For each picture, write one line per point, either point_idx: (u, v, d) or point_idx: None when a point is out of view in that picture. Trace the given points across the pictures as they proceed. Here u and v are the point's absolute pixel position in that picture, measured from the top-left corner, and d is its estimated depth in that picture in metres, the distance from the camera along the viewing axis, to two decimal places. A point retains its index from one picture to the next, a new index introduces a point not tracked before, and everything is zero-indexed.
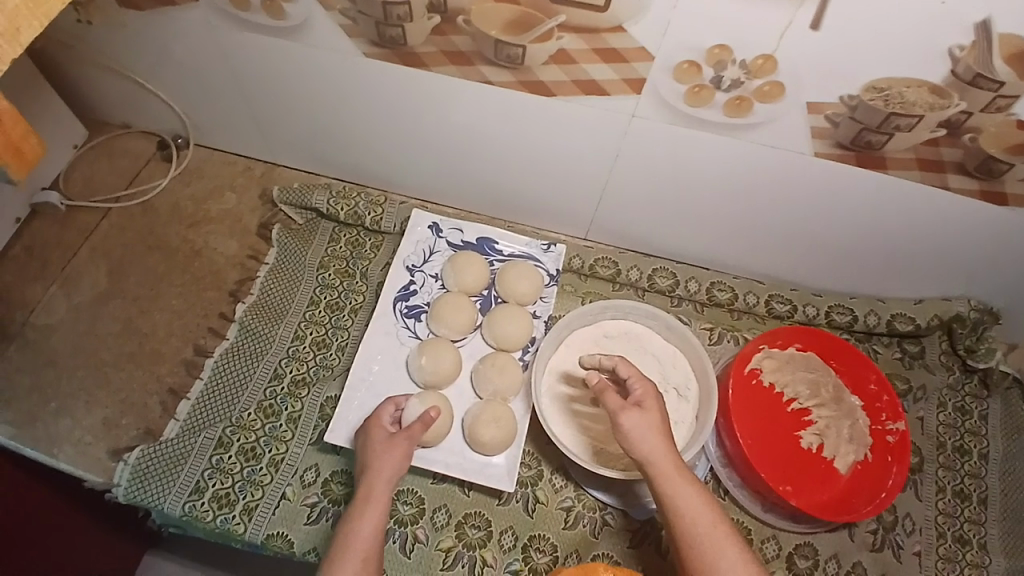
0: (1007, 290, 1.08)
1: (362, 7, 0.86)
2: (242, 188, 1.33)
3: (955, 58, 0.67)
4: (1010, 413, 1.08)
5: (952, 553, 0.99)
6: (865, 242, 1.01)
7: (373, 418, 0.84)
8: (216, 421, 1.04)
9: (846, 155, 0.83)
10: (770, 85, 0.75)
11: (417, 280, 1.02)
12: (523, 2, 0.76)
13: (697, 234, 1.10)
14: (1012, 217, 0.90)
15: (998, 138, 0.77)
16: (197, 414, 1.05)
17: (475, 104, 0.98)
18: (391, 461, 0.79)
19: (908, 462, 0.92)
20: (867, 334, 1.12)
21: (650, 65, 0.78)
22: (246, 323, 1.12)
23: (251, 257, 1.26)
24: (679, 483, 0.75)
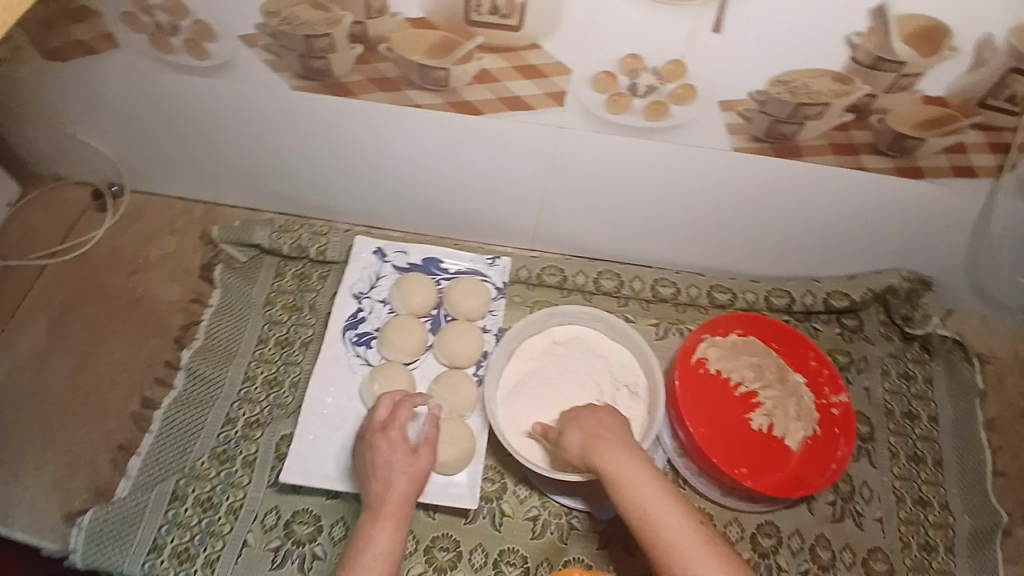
0: (934, 261, 1.13)
1: (284, 41, 0.88)
2: (182, 230, 1.29)
3: (855, 44, 0.72)
4: (954, 376, 1.13)
5: (913, 515, 1.04)
6: (793, 227, 1.06)
7: (389, 428, 0.82)
8: (169, 473, 1.01)
9: (764, 146, 0.87)
10: (684, 88, 0.79)
11: (365, 306, 1.03)
12: (441, 27, 0.78)
13: (638, 233, 1.13)
14: (925, 190, 0.95)
15: (902, 118, 0.82)
16: (150, 468, 1.01)
17: (412, 129, 0.99)
18: (402, 467, 0.78)
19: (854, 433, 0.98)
20: (805, 313, 1.16)
21: (570, 77, 0.82)
22: (194, 368, 1.09)
23: (194, 301, 1.22)
24: (631, 478, 0.73)
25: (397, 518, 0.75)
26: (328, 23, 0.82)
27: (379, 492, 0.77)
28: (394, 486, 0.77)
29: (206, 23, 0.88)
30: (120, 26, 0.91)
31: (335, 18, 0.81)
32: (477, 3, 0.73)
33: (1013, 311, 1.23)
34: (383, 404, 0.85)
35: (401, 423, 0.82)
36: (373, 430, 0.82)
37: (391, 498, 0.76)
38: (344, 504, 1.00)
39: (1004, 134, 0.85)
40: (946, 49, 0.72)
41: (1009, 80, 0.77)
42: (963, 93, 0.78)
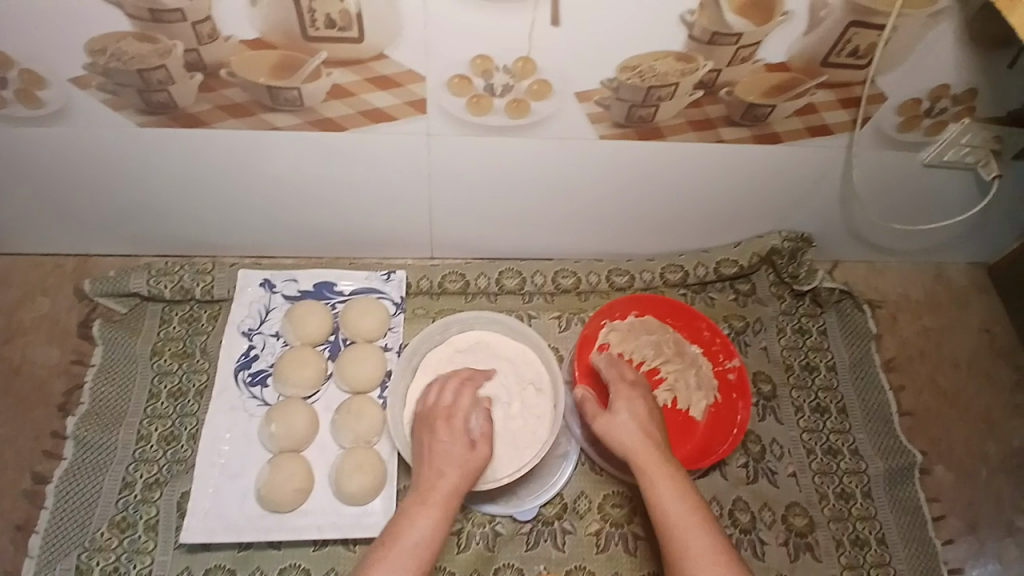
0: (812, 219, 1.17)
1: (118, 78, 0.82)
2: (55, 288, 1.18)
3: (689, 22, 0.74)
4: (846, 323, 1.20)
5: (825, 465, 1.09)
6: (675, 204, 1.09)
7: (442, 417, 0.84)
8: (69, 550, 0.95)
9: (628, 132, 0.90)
10: (538, 84, 0.80)
11: (257, 343, 0.99)
12: (280, 46, 0.75)
13: (534, 227, 1.12)
14: (791, 152, 0.99)
15: (750, 86, 0.84)
16: (46, 549, 0.95)
17: (289, 148, 0.93)
18: (456, 453, 0.80)
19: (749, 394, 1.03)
20: (700, 285, 1.20)
21: (426, 84, 0.80)
22: (81, 436, 1.01)
23: (76, 361, 1.12)
24: (657, 473, 0.80)
25: (444, 509, 0.77)
26: (160, 54, 0.77)
27: (430, 479, 0.79)
28: (448, 475, 0.79)
29: (33, 71, 0.82)
30: None
31: (166, 49, 0.76)
32: (311, 18, 0.71)
33: (890, 253, 1.31)
34: (449, 390, 0.87)
35: (459, 412, 0.85)
36: (433, 416, 0.85)
37: (439, 487, 0.78)
38: (258, 554, 0.91)
39: (853, 90, 0.89)
40: (778, 15, 0.75)
41: (851, 34, 0.80)
42: (804, 55, 0.81)
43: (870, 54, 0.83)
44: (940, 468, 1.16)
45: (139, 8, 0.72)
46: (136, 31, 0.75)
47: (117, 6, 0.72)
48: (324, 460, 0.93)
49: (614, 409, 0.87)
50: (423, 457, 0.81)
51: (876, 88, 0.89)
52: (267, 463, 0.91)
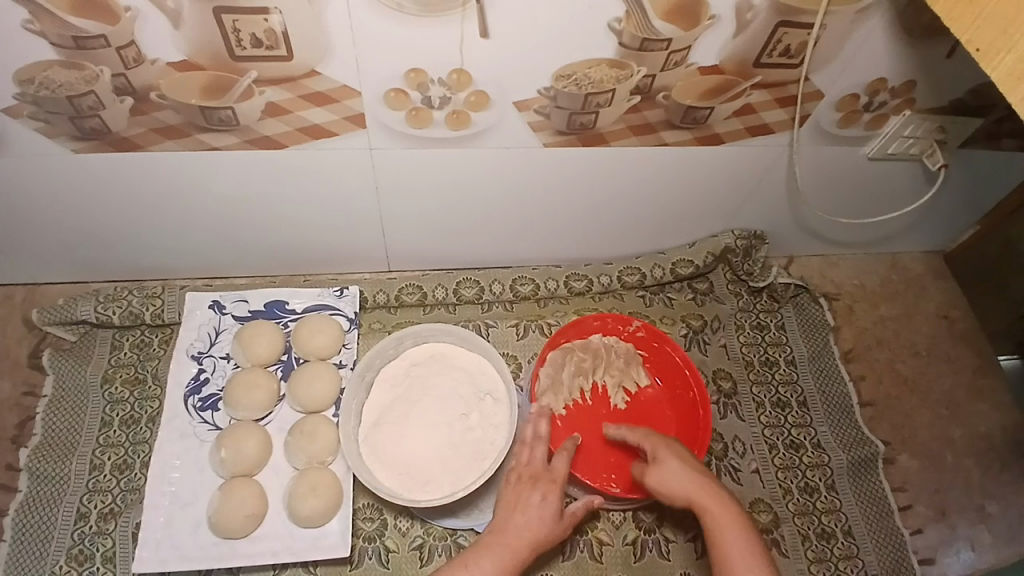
0: (763, 217, 1.19)
1: (48, 107, 0.80)
2: (4, 320, 1.15)
3: (618, 30, 0.74)
4: (804, 316, 1.22)
5: (787, 460, 1.10)
6: (627, 207, 1.09)
7: (518, 467, 0.87)
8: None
9: (571, 139, 0.90)
10: (475, 95, 0.80)
11: (206, 367, 0.98)
12: (208, 67, 0.74)
13: (489, 236, 1.12)
14: (736, 151, 1.00)
15: (687, 90, 0.85)
16: None
17: (235, 168, 0.91)
18: (547, 504, 0.82)
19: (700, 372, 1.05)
20: (658, 286, 1.21)
21: (362, 99, 0.80)
22: (33, 468, 0.99)
23: (26, 394, 1.09)
24: (714, 505, 0.78)
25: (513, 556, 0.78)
26: (87, 80, 0.76)
27: (502, 526, 0.80)
28: (523, 520, 0.80)
29: None
30: None
31: (92, 75, 0.75)
32: (237, 38, 0.70)
33: (845, 245, 1.32)
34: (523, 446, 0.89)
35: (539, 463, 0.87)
36: (537, 464, 0.86)
37: (512, 534, 0.79)
38: None
39: (789, 88, 0.90)
40: (705, 19, 0.75)
41: (781, 34, 0.80)
42: (736, 57, 0.82)
43: (802, 52, 0.84)
44: (903, 457, 1.17)
45: (61, 37, 0.70)
46: (61, 59, 0.73)
47: (39, 35, 0.70)
48: (278, 484, 0.92)
49: (659, 459, 0.83)
50: (509, 503, 0.82)
51: (811, 85, 0.91)
52: (218, 490, 0.89)
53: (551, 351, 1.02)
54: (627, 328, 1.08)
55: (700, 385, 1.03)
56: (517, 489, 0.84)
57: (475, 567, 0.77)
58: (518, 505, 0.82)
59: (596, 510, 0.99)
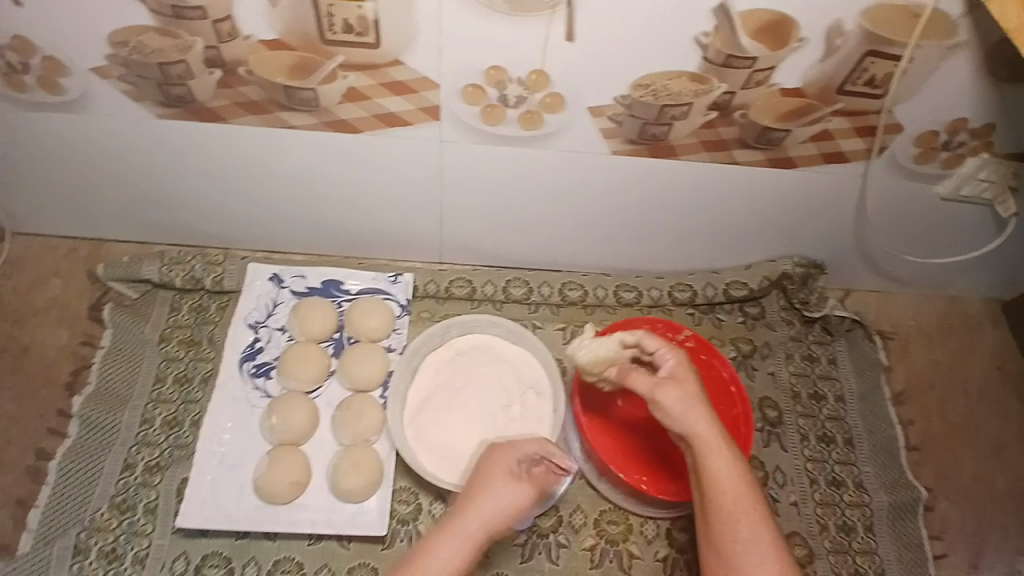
0: (823, 245, 1.17)
1: (139, 70, 0.83)
2: (68, 272, 1.20)
3: (704, 44, 0.74)
4: (856, 352, 1.19)
5: (828, 496, 1.08)
6: (685, 223, 1.08)
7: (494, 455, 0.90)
8: (68, 528, 0.95)
9: (640, 149, 0.90)
10: (551, 97, 0.81)
11: (262, 336, 1.01)
12: (296, 46, 0.76)
13: (543, 237, 1.12)
14: (804, 177, 0.98)
15: (765, 109, 0.84)
16: (47, 525, 0.96)
17: (306, 147, 0.94)
18: (512, 501, 0.84)
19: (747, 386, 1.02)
20: (709, 305, 1.20)
21: (439, 91, 0.81)
22: (85, 415, 1.02)
23: (84, 344, 1.14)
24: (717, 454, 0.79)
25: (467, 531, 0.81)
26: (180, 50, 0.79)
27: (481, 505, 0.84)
28: (485, 500, 0.84)
29: (56, 58, 0.84)
30: None
31: (186, 44, 0.78)
32: (329, 22, 0.72)
33: (903, 284, 1.29)
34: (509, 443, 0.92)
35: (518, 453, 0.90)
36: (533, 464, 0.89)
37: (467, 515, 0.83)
38: (255, 543, 0.94)
39: (869, 118, 0.88)
40: (793, 40, 0.75)
41: (868, 63, 0.80)
42: (820, 81, 0.81)
43: (886, 84, 0.83)
44: (943, 504, 1.13)
45: (161, 4, 0.74)
46: (158, 25, 0.76)
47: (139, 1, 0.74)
48: (320, 456, 0.95)
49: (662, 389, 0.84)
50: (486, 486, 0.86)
51: (892, 117, 0.88)
52: (266, 456, 0.92)
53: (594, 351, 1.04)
54: (677, 336, 1.07)
55: (745, 401, 1.00)
56: (491, 476, 0.87)
57: (430, 547, 0.80)
58: (462, 502, 0.85)
59: (629, 521, 0.99)
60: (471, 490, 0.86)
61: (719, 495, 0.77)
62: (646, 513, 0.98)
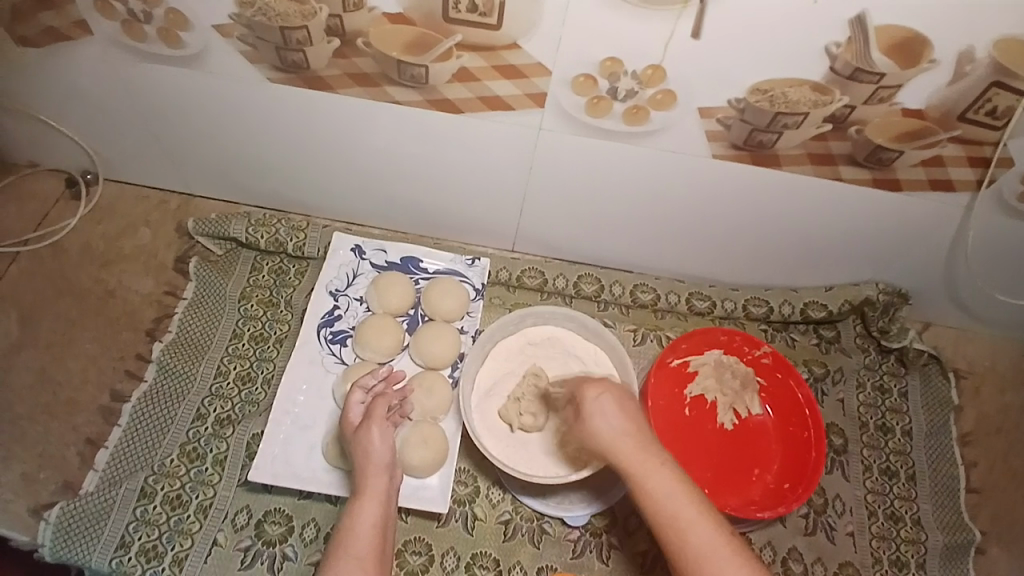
0: (910, 274, 1.13)
1: (260, 32, 0.84)
2: (157, 223, 1.21)
3: (833, 54, 0.73)
4: (930, 389, 1.14)
5: (886, 530, 1.04)
6: (771, 237, 1.06)
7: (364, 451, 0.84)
8: (136, 470, 0.98)
9: (742, 155, 0.88)
10: (663, 93, 0.80)
11: (341, 304, 1.04)
12: (419, 22, 0.77)
13: (621, 237, 1.11)
14: (907, 202, 0.95)
15: (882, 129, 0.82)
16: (117, 463, 0.98)
17: (395, 123, 0.95)
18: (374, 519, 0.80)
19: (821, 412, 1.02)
20: (782, 323, 1.17)
21: (550, 79, 0.81)
22: (163, 362, 1.05)
23: (168, 293, 1.15)
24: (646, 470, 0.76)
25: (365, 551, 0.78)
26: (304, 16, 0.80)
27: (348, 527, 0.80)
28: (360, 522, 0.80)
29: (179, 12, 0.84)
30: (94, 14, 0.87)
31: (311, 11, 0.79)
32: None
33: (987, 324, 1.23)
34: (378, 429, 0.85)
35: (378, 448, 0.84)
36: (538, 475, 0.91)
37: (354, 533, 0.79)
38: (316, 505, 0.97)
39: (983, 149, 0.84)
40: (925, 61, 0.73)
41: (990, 94, 0.77)
42: (943, 105, 0.78)
43: (1008, 115, 0.79)
44: (994, 549, 1.08)
45: None
46: None
47: None
48: None
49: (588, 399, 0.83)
50: (364, 496, 0.82)
51: (1007, 151, 0.85)
52: (337, 421, 0.95)
53: (669, 355, 1.03)
54: (753, 351, 1.06)
55: (818, 426, 1.00)
56: (369, 482, 0.82)
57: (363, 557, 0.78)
58: (375, 500, 0.82)
59: None
60: (359, 493, 0.82)
61: (660, 510, 0.74)
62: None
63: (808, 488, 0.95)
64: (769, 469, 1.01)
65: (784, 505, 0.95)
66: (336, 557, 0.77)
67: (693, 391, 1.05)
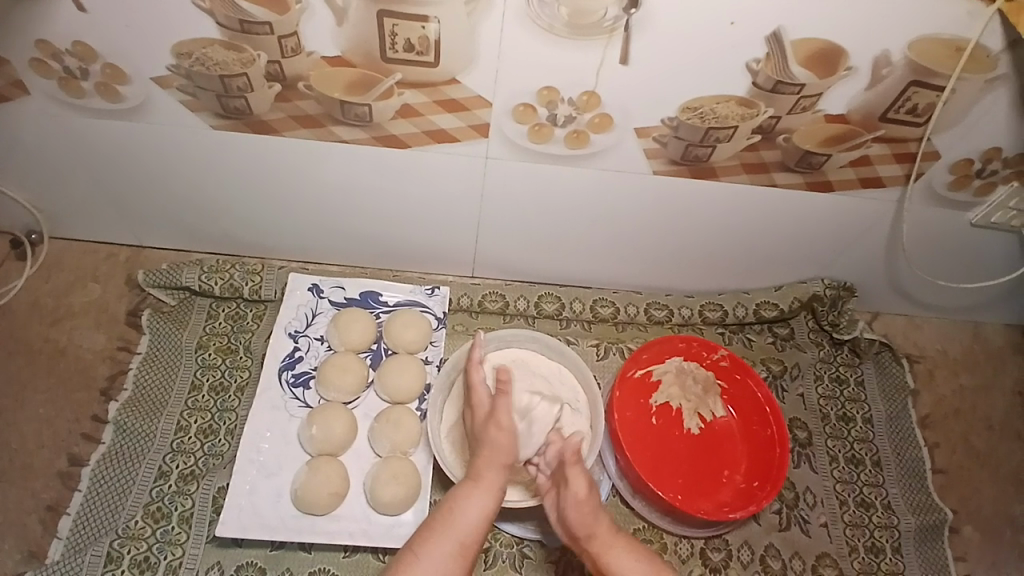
0: (852, 268, 1.18)
1: (201, 82, 0.85)
2: (107, 276, 1.18)
3: (755, 70, 0.77)
4: (884, 376, 1.20)
5: (858, 517, 1.07)
6: (719, 244, 1.10)
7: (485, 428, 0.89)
8: (99, 536, 0.94)
9: (682, 170, 0.92)
10: (600, 117, 0.84)
11: (301, 345, 1.04)
12: (358, 64, 0.79)
13: (576, 255, 1.14)
14: (840, 201, 1.00)
15: (809, 135, 0.86)
16: (79, 529, 0.95)
17: (344, 162, 0.96)
18: (481, 509, 0.83)
19: (782, 410, 1.06)
20: (738, 326, 1.21)
21: (492, 110, 0.84)
22: (121, 422, 1.03)
23: (121, 348, 1.12)
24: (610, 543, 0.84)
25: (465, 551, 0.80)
26: (243, 63, 0.80)
27: (448, 519, 0.82)
28: (467, 513, 0.82)
29: (117, 66, 0.84)
30: (29, 72, 0.86)
31: (250, 58, 0.80)
32: (392, 40, 0.75)
33: (930, 309, 1.29)
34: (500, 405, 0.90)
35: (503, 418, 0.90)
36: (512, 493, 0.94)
37: (459, 523, 0.81)
38: (289, 554, 0.95)
39: (908, 146, 0.90)
40: (843, 69, 0.78)
41: (910, 93, 0.82)
42: (864, 109, 0.83)
43: (928, 113, 0.85)
44: (967, 527, 1.12)
45: (230, 18, 0.75)
46: (225, 39, 0.78)
47: (208, 13, 0.75)
48: (358, 466, 0.97)
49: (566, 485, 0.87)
50: (474, 487, 0.84)
51: (931, 146, 0.90)
52: (305, 465, 0.94)
53: (631, 367, 1.06)
54: (712, 355, 1.09)
55: (780, 423, 1.04)
56: (490, 473, 0.85)
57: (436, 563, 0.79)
58: (490, 490, 0.85)
59: (664, 540, 1.02)
60: (477, 480, 0.85)
61: None
62: (683, 532, 1.01)
63: (777, 484, 0.98)
64: (738, 469, 1.04)
65: (755, 503, 0.98)
66: (440, 536, 0.80)
67: (658, 399, 1.07)
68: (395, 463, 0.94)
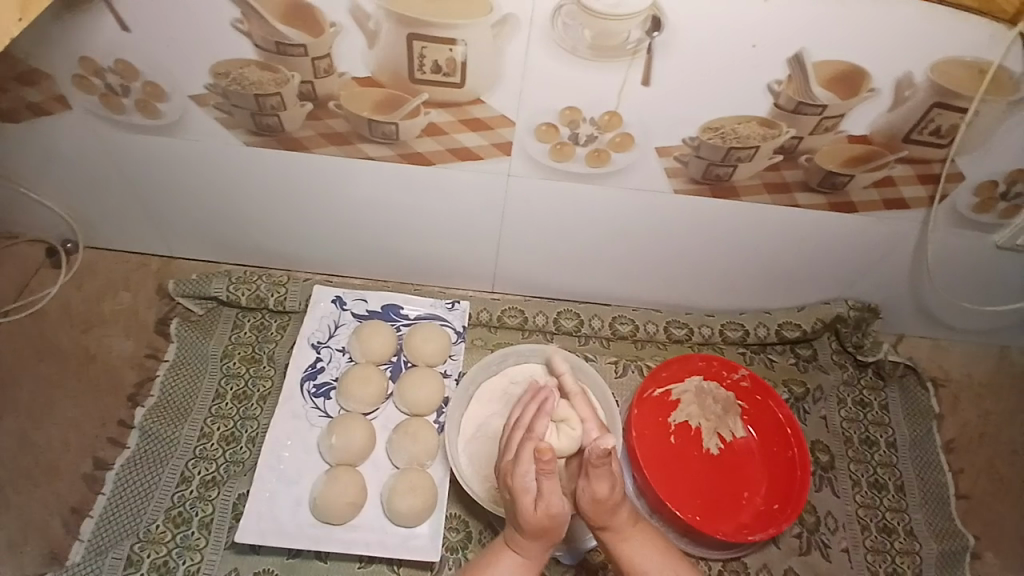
0: (876, 288, 1.17)
1: (235, 100, 0.88)
2: (137, 285, 1.22)
3: (776, 91, 0.78)
4: (909, 399, 1.18)
5: (880, 544, 1.05)
6: (738, 263, 1.10)
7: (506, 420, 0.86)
8: (122, 539, 0.96)
9: (702, 188, 0.93)
10: (621, 136, 0.85)
11: (324, 356, 1.06)
12: (387, 84, 0.81)
13: (595, 273, 1.14)
14: (862, 221, 0.99)
15: (831, 155, 0.87)
16: (103, 532, 0.97)
17: (366, 177, 0.98)
18: None
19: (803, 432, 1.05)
20: (760, 345, 1.20)
21: (515, 129, 0.86)
22: (147, 427, 1.05)
23: (150, 355, 1.15)
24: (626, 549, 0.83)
25: None
26: (277, 83, 0.83)
27: None
28: None
29: (155, 83, 0.88)
30: (72, 88, 0.90)
31: (283, 78, 0.83)
32: (421, 61, 0.78)
33: (956, 332, 1.27)
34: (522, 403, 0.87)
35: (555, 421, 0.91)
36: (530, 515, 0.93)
37: None
38: (306, 563, 0.96)
39: (933, 167, 0.90)
40: (865, 91, 0.78)
41: (933, 115, 0.82)
42: (887, 130, 0.83)
43: (951, 135, 0.84)
44: (991, 554, 1.09)
45: (266, 40, 0.78)
46: (260, 60, 0.81)
47: (246, 35, 0.78)
48: (375, 477, 0.98)
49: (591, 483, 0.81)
50: None
51: (955, 167, 0.90)
52: (324, 474, 0.95)
53: (653, 384, 1.06)
54: (732, 374, 1.08)
55: (802, 445, 1.03)
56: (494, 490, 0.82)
57: None
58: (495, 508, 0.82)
59: None
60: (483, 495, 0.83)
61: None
62: (700, 553, 1.00)
63: (798, 508, 0.97)
64: (758, 490, 1.03)
65: (774, 526, 0.97)
66: None
67: (677, 418, 1.07)
68: (417, 476, 0.95)
